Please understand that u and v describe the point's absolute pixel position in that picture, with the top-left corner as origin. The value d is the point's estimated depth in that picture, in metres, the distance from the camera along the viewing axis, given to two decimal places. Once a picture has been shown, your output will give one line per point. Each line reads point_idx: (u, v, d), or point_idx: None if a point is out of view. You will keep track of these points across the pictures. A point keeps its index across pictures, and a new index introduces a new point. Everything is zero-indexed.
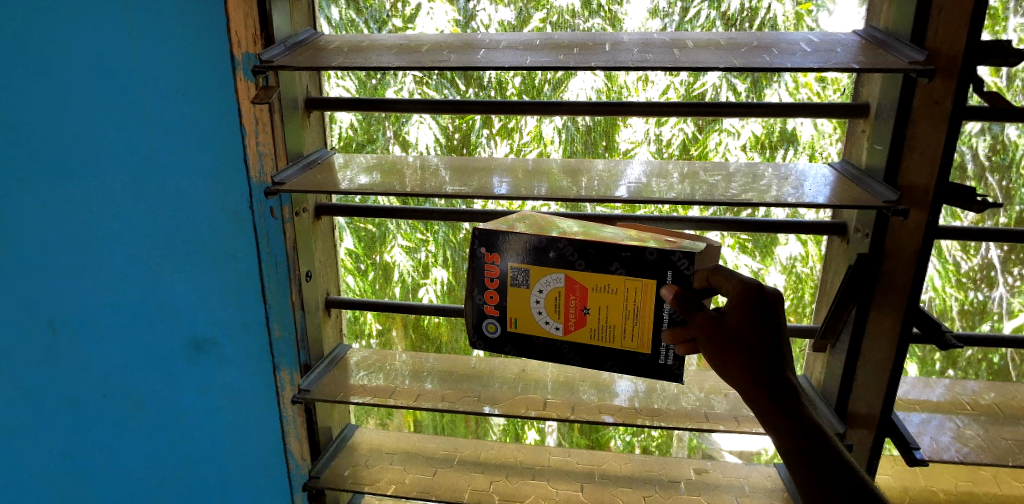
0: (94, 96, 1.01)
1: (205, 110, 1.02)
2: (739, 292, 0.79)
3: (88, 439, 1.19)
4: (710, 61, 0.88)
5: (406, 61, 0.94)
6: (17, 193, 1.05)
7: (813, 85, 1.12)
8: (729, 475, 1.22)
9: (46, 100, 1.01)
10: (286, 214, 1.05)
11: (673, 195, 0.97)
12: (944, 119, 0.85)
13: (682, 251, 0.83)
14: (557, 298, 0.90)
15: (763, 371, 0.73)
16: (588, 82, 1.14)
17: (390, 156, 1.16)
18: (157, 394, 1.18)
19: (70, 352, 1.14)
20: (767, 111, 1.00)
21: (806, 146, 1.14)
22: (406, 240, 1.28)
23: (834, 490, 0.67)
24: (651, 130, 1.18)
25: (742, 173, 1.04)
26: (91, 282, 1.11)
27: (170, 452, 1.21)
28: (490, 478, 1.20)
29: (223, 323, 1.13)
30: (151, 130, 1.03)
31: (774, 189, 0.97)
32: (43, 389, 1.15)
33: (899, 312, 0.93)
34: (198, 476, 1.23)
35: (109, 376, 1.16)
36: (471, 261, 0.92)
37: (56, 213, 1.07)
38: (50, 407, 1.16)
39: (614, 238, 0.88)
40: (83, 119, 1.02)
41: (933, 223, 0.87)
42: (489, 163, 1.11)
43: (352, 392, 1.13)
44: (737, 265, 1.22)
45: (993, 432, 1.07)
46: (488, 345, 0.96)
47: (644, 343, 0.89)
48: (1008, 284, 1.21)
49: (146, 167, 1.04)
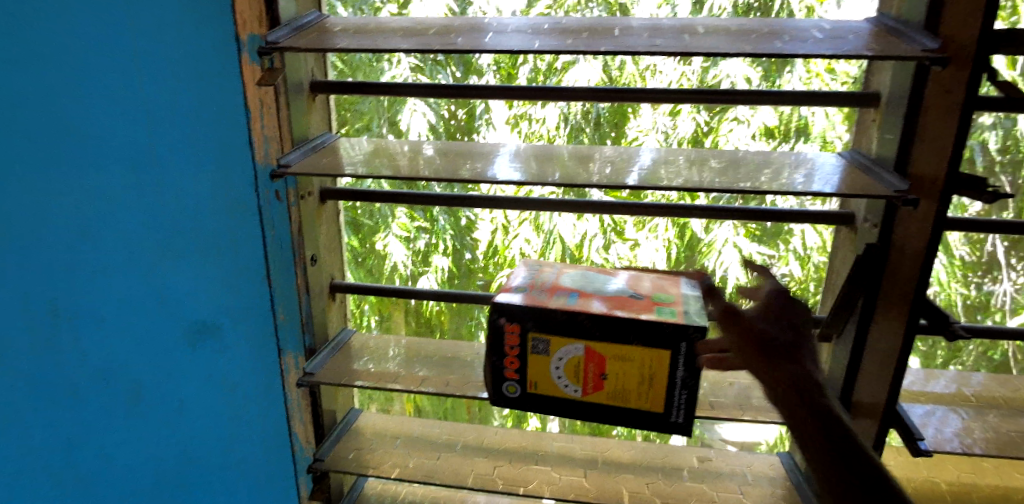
0: (87, 82, 0.97)
1: (213, 96, 1.03)
2: (773, 324, 0.92)
3: (91, 437, 1.10)
4: (721, 46, 0.87)
5: (413, 43, 0.93)
6: (14, 188, 0.96)
7: (823, 76, 1.19)
8: (732, 464, 1.22)
9: (44, 73, 0.94)
10: (291, 198, 1.08)
11: (681, 182, 0.95)
12: (955, 109, 0.83)
13: (697, 325, 0.88)
14: (576, 364, 0.94)
15: (789, 382, 0.84)
16: (581, 73, 1.26)
17: (384, 141, 1.14)
18: (157, 387, 1.14)
19: (64, 347, 1.04)
20: (765, 99, 0.99)
21: (820, 136, 1.18)
22: (401, 230, 1.32)
23: (850, 475, 0.72)
24: (660, 120, 1.29)
25: (750, 160, 1.03)
26: (86, 275, 1.04)
27: (171, 448, 1.18)
28: (494, 463, 1.21)
29: (228, 306, 1.14)
30: (150, 118, 1.02)
31: (784, 177, 0.97)
32: (41, 386, 1.03)
33: (907, 304, 0.92)
34: (197, 467, 1.21)
35: (107, 368, 1.09)
36: (492, 330, 0.96)
37: (55, 199, 0.99)
38: (50, 404, 1.05)
39: (632, 310, 0.92)
40: (73, 105, 0.97)
41: (942, 213, 0.86)
42: (493, 148, 1.10)
43: (356, 376, 1.14)
44: (749, 253, 1.30)
45: (997, 424, 1.07)
46: (509, 404, 1.00)
47: (658, 402, 0.94)
48: (1012, 279, 1.23)
49: (144, 152, 1.03)
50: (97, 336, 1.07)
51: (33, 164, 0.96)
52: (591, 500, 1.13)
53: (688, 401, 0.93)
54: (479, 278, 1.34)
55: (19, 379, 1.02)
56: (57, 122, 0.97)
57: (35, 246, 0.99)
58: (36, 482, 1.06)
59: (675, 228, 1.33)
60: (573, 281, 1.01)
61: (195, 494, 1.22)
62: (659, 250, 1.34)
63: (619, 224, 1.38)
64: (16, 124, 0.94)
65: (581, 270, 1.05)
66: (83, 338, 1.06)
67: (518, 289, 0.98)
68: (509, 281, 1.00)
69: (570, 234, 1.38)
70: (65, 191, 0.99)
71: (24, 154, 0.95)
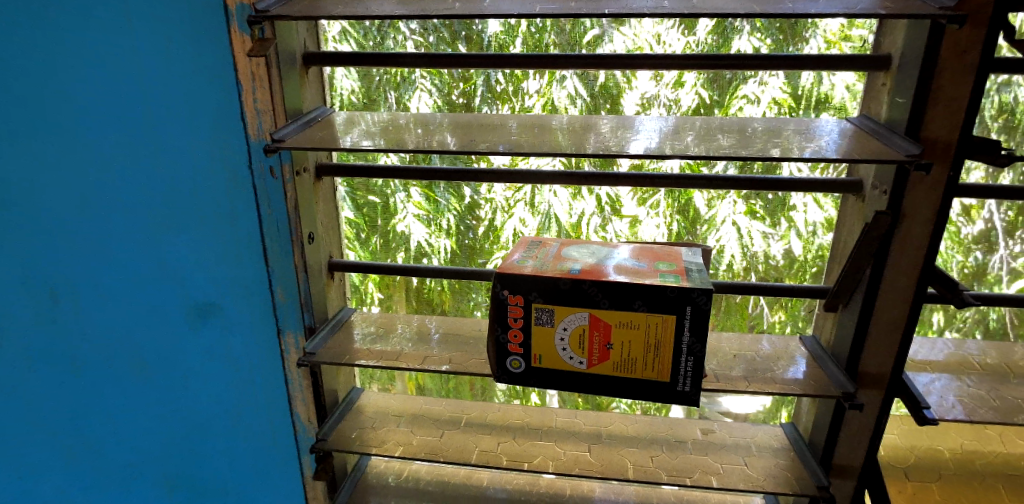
0: (66, 51, 0.97)
1: (201, 65, 0.98)
2: (871, 360, 1.01)
3: (98, 400, 1.18)
4: (731, 7, 0.84)
5: (408, 10, 0.90)
6: (13, 162, 1.01)
7: (841, 44, 1.10)
8: (736, 435, 1.22)
9: (40, 36, 0.96)
10: (287, 174, 1.04)
11: (672, 150, 0.94)
12: (968, 70, 0.81)
13: (701, 289, 0.87)
14: (581, 335, 0.93)
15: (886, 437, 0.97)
16: (617, 42, 1.15)
17: (396, 116, 1.10)
18: (161, 353, 1.17)
19: (70, 317, 1.11)
20: (781, 63, 0.97)
21: (839, 107, 1.13)
22: (420, 209, 1.28)
23: None
24: (661, 92, 1.19)
25: (762, 130, 1.00)
26: (79, 252, 1.07)
27: (172, 416, 1.22)
28: (498, 439, 1.20)
29: (224, 283, 1.12)
30: (131, 90, 0.99)
31: (796, 143, 0.95)
32: (50, 358, 1.12)
33: (917, 271, 0.90)
34: (209, 437, 1.23)
35: (118, 338, 1.14)
36: (495, 302, 0.94)
37: (55, 166, 1.02)
38: (66, 377, 1.14)
39: (636, 276, 0.91)
40: (69, 80, 0.98)
41: (954, 180, 0.84)
42: (487, 119, 1.08)
43: (357, 355, 1.12)
44: (750, 231, 1.23)
45: (1003, 391, 1.07)
46: (512, 379, 0.99)
47: (664, 371, 0.93)
48: (1009, 248, 1.19)
49: (137, 128, 1.01)
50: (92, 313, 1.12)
51: (33, 133, 1.00)
52: (597, 474, 1.12)
53: (694, 369, 0.92)
54: (479, 257, 1.31)
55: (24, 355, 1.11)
56: (41, 86, 0.98)
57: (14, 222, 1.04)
58: (63, 447, 1.18)
59: (676, 202, 1.24)
60: (578, 253, 0.99)
61: (200, 462, 1.26)
62: (659, 225, 1.26)
63: (618, 199, 1.26)
64: (9, 102, 0.98)
65: (579, 242, 1.03)
66: (84, 302, 1.11)
67: (519, 261, 0.96)
68: (509, 256, 0.98)
69: (566, 213, 1.28)
70: (54, 169, 1.02)
71: (15, 131, 0.99)
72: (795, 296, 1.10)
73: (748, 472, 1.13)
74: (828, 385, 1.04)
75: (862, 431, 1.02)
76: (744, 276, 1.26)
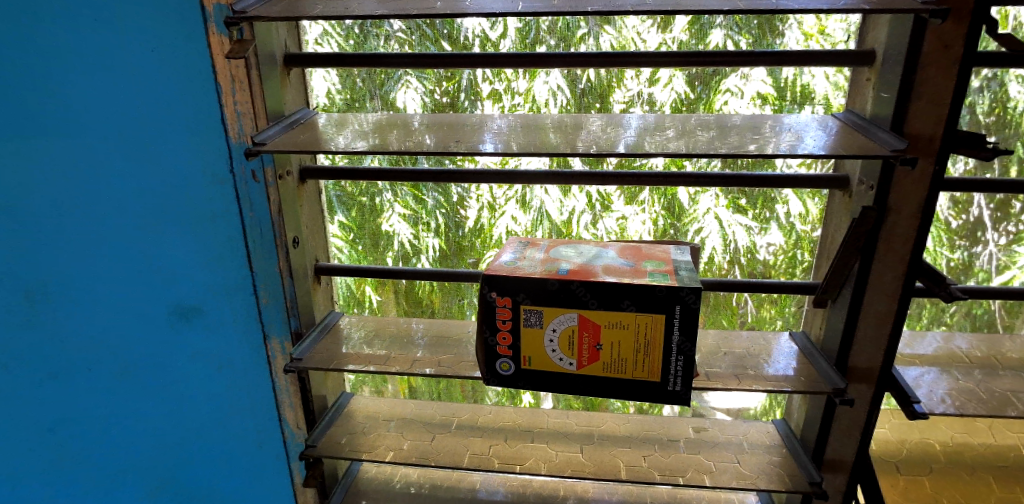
0: (60, 48, 0.96)
1: (193, 66, 0.96)
2: (859, 355, 1.01)
3: (86, 403, 1.19)
4: (717, 4, 0.84)
5: (388, 9, 0.88)
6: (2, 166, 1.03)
7: (818, 37, 1.09)
8: (728, 433, 1.21)
9: (25, 41, 0.96)
10: (269, 178, 1.03)
11: (669, 150, 0.92)
12: (953, 64, 0.81)
13: (690, 287, 0.86)
14: (570, 336, 0.92)
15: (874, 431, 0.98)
16: (600, 40, 1.14)
17: (393, 115, 1.10)
18: (147, 359, 1.16)
19: (55, 322, 1.13)
20: (760, 59, 0.97)
21: (822, 101, 1.12)
22: (404, 208, 1.26)
23: None
24: (639, 89, 1.17)
25: (736, 127, 1.00)
26: (81, 251, 1.08)
27: (167, 421, 1.21)
28: (489, 442, 1.19)
29: (210, 291, 1.10)
30: (125, 89, 0.98)
31: (771, 139, 0.94)
32: (36, 359, 1.15)
33: (904, 265, 0.90)
34: (208, 442, 1.22)
35: (99, 343, 1.15)
36: (483, 305, 0.93)
37: (42, 170, 1.03)
38: (54, 380, 1.17)
39: (622, 275, 0.91)
40: (59, 84, 0.98)
41: (939, 174, 0.84)
42: (463, 119, 1.08)
43: (346, 360, 1.10)
44: (731, 224, 1.22)
45: (992, 384, 1.07)
46: (502, 382, 0.98)
47: (654, 370, 0.92)
48: (995, 241, 1.20)
49: (136, 128, 1.00)
50: (87, 311, 1.12)
51: (27, 141, 1.01)
52: (590, 475, 1.12)
53: (685, 368, 0.91)
54: (469, 256, 1.30)
55: (25, 355, 1.15)
56: (26, 89, 0.99)
57: (17, 220, 1.06)
58: (49, 449, 1.21)
59: (661, 198, 1.23)
60: (566, 253, 0.98)
61: (189, 469, 1.25)
62: (645, 221, 1.25)
63: (607, 197, 1.24)
64: (12, 108, 1.00)
65: (570, 242, 1.03)
66: (64, 311, 1.12)
67: (509, 262, 0.95)
68: (498, 256, 0.97)
69: (557, 211, 1.26)
70: (32, 174, 1.03)
71: (14, 136, 1.01)
72: (784, 292, 1.10)
73: (741, 470, 1.12)
74: (819, 382, 1.04)
75: (853, 427, 1.02)
76: (728, 270, 1.25)
